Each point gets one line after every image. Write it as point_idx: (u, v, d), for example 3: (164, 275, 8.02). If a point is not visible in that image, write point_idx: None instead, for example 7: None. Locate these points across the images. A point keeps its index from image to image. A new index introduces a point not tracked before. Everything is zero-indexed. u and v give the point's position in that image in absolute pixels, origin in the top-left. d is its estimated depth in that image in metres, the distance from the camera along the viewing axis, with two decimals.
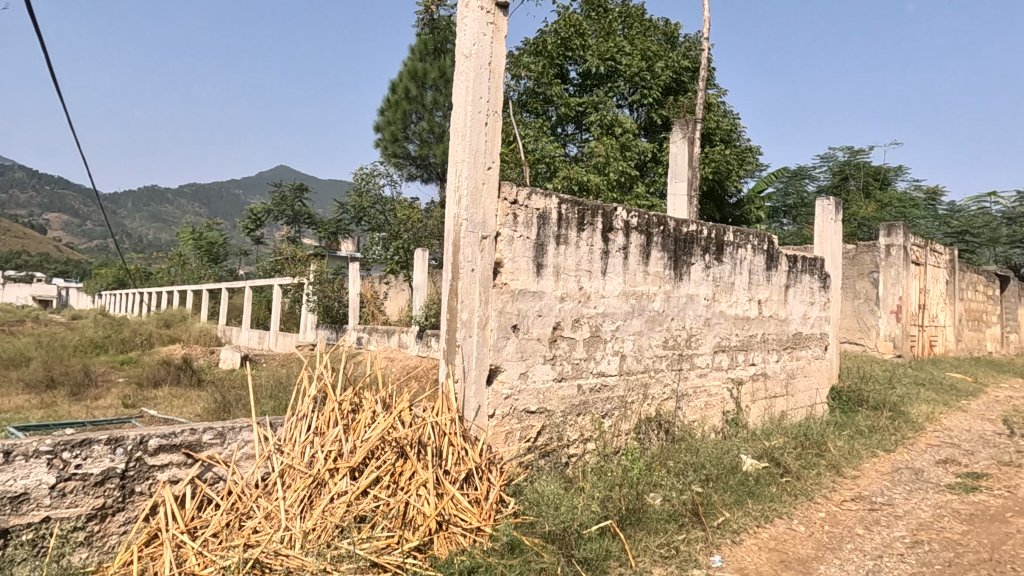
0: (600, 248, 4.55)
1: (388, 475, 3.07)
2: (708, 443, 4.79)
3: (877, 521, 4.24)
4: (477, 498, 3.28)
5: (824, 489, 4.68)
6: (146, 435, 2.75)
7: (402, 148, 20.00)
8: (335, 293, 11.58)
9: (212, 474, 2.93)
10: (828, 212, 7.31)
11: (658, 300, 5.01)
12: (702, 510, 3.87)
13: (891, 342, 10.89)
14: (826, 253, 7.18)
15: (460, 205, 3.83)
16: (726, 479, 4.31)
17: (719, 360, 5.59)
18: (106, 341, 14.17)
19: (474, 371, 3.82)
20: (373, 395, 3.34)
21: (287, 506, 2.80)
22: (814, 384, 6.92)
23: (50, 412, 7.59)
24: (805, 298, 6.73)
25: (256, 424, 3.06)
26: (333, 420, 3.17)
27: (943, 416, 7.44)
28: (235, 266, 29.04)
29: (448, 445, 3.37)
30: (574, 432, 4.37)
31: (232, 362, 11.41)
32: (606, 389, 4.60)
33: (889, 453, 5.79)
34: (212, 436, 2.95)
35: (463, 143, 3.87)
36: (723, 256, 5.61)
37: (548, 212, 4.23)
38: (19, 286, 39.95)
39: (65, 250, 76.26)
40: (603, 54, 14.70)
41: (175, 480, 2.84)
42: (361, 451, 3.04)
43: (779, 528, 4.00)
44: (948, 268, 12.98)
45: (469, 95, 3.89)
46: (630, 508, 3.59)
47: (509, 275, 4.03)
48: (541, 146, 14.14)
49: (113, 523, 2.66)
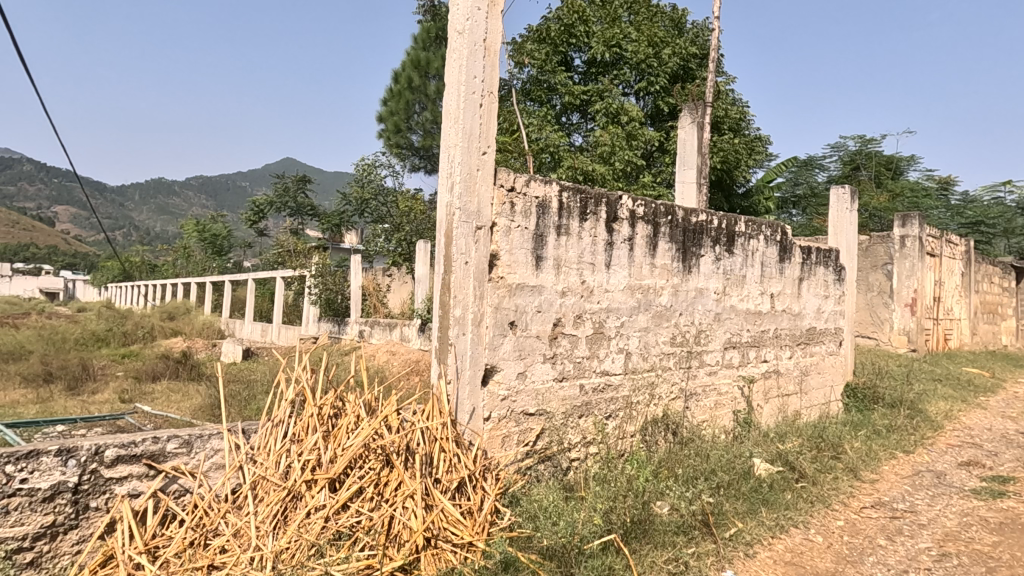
0: (603, 239, 4.27)
1: (372, 486, 2.81)
2: (719, 446, 4.51)
3: (900, 530, 3.97)
4: (470, 509, 3.02)
5: (841, 495, 4.40)
6: (102, 444, 2.51)
7: (404, 139, 19.74)
8: (337, 286, 11.31)
9: (177, 486, 2.69)
10: (843, 201, 6.96)
11: (666, 294, 4.72)
12: (713, 521, 3.59)
13: (905, 336, 10.57)
14: (840, 245, 6.86)
15: (452, 193, 3.56)
16: (737, 485, 4.05)
17: (729, 357, 5.30)
18: (108, 333, 13.98)
19: (468, 371, 3.55)
20: (357, 397, 3.08)
21: (258, 522, 2.56)
22: (829, 381, 6.62)
23: (45, 407, 7.40)
24: (820, 291, 6.43)
25: (227, 431, 2.81)
26: (312, 426, 2.91)
27: (962, 414, 7.13)
28: (239, 258, 28.82)
29: (440, 452, 3.12)
30: (575, 434, 4.11)
31: (231, 356, 11.08)
32: (609, 389, 4.33)
33: (909, 454, 5.50)
34: (177, 445, 2.71)
35: (457, 126, 3.59)
36: (733, 248, 5.32)
37: (548, 200, 3.94)
38: (26, 278, 39.66)
39: (72, 243, 76.56)
40: (609, 41, 14.31)
41: (136, 494, 2.60)
42: (341, 460, 2.79)
43: (795, 538, 3.72)
44: (964, 259, 12.60)
45: (462, 74, 3.60)
46: (635, 520, 3.31)
47: (506, 268, 3.76)
48: (546, 136, 13.81)
49: (64, 542, 2.42)
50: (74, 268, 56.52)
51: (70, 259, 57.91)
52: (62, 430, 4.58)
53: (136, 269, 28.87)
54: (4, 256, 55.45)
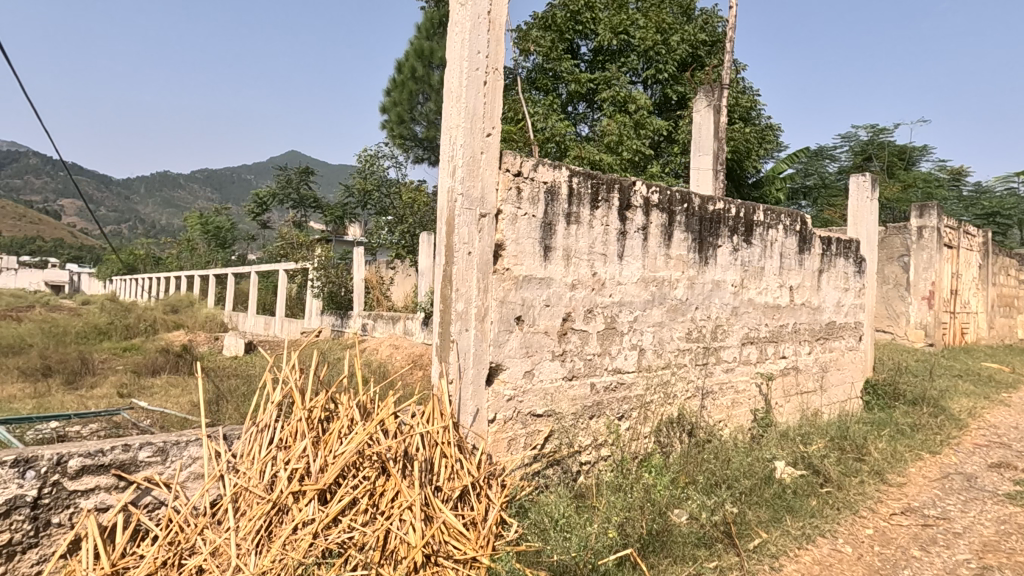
0: (615, 229, 4.00)
1: (367, 497, 2.56)
2: (739, 449, 4.24)
3: (934, 540, 3.71)
4: (474, 520, 2.76)
5: (869, 500, 4.14)
6: (65, 454, 2.28)
7: (409, 130, 19.45)
8: (339, 279, 11.09)
9: (150, 498, 2.44)
10: (864, 189, 6.65)
11: (681, 287, 4.45)
12: (736, 531, 3.34)
13: (922, 330, 10.27)
14: (860, 236, 6.55)
15: (454, 178, 3.29)
16: (760, 492, 3.79)
17: (747, 353, 5.03)
18: (109, 327, 13.78)
19: (471, 371, 3.30)
20: (350, 399, 2.85)
21: (239, 538, 2.31)
22: (848, 377, 6.33)
23: (40, 403, 7.17)
24: (840, 284, 6.13)
25: (207, 438, 2.57)
26: (301, 431, 2.66)
27: (986, 412, 6.83)
28: (243, 251, 28.60)
29: (441, 458, 2.88)
30: (586, 436, 3.84)
31: (234, 349, 10.85)
32: (622, 388, 4.07)
33: (936, 455, 5.22)
34: (151, 452, 2.48)
35: (459, 106, 3.31)
36: (752, 238, 5.04)
37: (557, 185, 3.67)
38: (31, 271, 39.27)
39: (77, 237, 76.62)
40: (616, 27, 13.94)
41: (104, 508, 2.36)
42: (332, 469, 2.54)
43: (823, 549, 3.46)
44: (981, 251, 12.26)
45: (464, 49, 3.31)
46: (653, 531, 3.07)
47: (511, 259, 3.49)
48: (551, 125, 13.57)
49: (23, 562, 2.19)
50: (80, 262, 56.43)
51: (74, 254, 58.15)
52: (56, 427, 4.42)
53: (141, 262, 28.83)
54: (8, 249, 54.77)
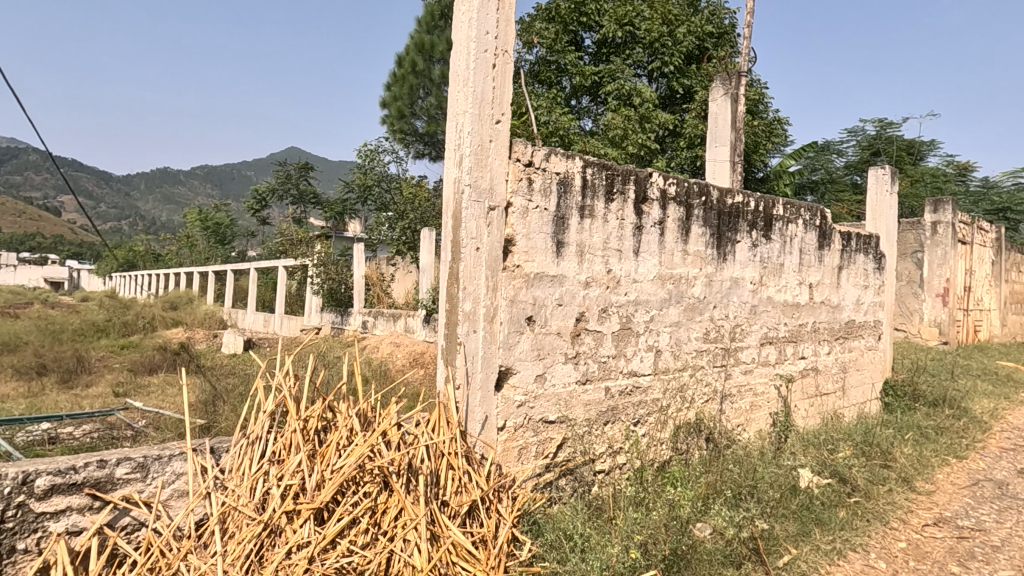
0: (631, 223, 3.76)
1: (368, 516, 2.33)
2: (760, 458, 4.02)
3: (972, 554, 3.48)
4: (483, 538, 2.53)
5: (898, 510, 3.90)
6: (32, 473, 2.06)
7: (409, 124, 19.16)
8: (339, 275, 10.87)
9: (130, 519, 2.22)
10: (883, 183, 6.38)
11: (699, 284, 4.22)
12: (764, 547, 3.11)
13: (936, 328, 10.05)
14: (879, 231, 6.30)
15: (461, 167, 3.05)
16: (785, 504, 3.57)
17: (766, 354, 4.80)
18: (107, 324, 13.53)
19: (479, 375, 3.06)
20: (349, 407, 2.61)
21: (226, 564, 2.08)
22: (867, 378, 6.10)
23: (33, 403, 6.94)
24: (859, 281, 5.90)
25: (192, 451, 2.34)
26: (295, 444, 2.43)
27: (1008, 413, 6.60)
28: (244, 246, 28.36)
29: (447, 470, 2.65)
30: (601, 444, 3.62)
31: (233, 347, 10.61)
32: (638, 391, 3.84)
33: (962, 460, 4.99)
34: (129, 469, 2.24)
35: (466, 90, 3.07)
36: (771, 233, 4.80)
37: (570, 176, 3.43)
38: (30, 269, 38.94)
39: (77, 233, 76.31)
40: (621, 19, 13.68)
41: (76, 531, 2.14)
42: (329, 485, 2.31)
43: (855, 565, 3.23)
44: (994, 247, 12.02)
45: (471, 28, 3.07)
46: (678, 550, 2.83)
47: (522, 255, 3.26)
48: (555, 119, 13.31)
49: None
50: (79, 260, 56.00)
51: (75, 250, 58.22)
52: (44, 430, 4.22)
53: (141, 259, 28.58)
54: (9, 246, 54.44)
